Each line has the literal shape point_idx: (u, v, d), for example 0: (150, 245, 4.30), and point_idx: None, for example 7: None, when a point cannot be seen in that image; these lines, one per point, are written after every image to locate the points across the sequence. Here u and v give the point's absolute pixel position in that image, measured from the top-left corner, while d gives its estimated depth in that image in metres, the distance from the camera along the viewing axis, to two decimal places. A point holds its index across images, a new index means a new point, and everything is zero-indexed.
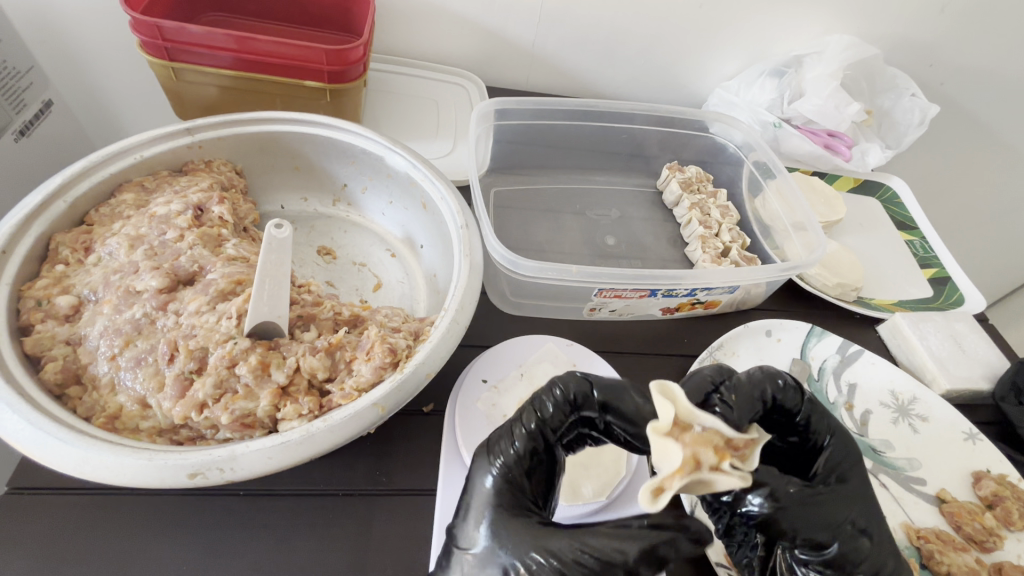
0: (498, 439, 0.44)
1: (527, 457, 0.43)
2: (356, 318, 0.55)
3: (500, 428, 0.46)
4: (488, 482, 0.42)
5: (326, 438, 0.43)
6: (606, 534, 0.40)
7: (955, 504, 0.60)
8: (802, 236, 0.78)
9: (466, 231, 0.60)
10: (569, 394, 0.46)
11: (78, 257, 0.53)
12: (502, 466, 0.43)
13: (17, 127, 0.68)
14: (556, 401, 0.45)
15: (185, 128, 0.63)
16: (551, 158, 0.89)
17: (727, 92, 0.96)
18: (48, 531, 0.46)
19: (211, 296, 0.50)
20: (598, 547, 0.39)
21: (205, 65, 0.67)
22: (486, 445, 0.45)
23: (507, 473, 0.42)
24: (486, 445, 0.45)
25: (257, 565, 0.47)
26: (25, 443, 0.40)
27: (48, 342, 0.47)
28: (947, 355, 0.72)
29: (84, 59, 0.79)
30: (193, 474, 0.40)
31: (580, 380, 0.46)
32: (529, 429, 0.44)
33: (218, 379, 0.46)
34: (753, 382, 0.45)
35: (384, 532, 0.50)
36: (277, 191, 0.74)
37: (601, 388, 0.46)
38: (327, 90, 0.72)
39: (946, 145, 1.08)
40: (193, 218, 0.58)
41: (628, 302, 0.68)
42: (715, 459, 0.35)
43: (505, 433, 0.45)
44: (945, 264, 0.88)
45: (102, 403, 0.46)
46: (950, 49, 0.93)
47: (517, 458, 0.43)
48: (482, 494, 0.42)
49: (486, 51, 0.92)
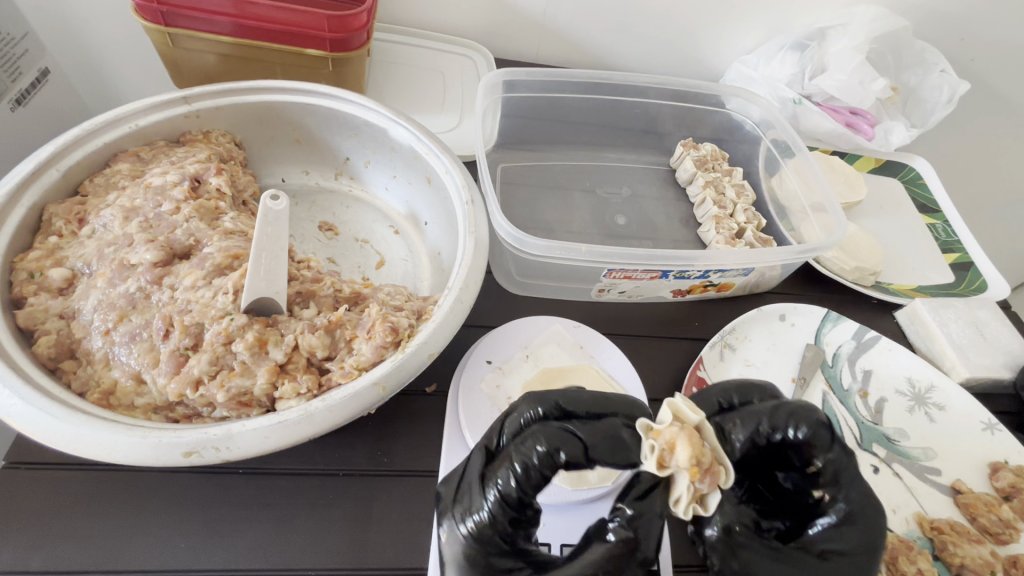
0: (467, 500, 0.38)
1: (504, 528, 0.37)
2: (357, 296, 0.53)
3: (472, 479, 0.39)
4: (456, 550, 0.37)
5: (325, 417, 0.42)
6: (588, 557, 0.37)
7: (971, 495, 0.58)
8: (820, 217, 0.75)
9: (471, 208, 0.58)
10: (553, 452, 0.37)
11: (72, 228, 0.51)
12: (473, 532, 0.37)
13: (13, 96, 0.66)
14: (536, 456, 0.37)
15: (181, 96, 0.61)
16: (561, 133, 0.86)
17: (745, 66, 0.92)
18: (46, 506, 0.45)
19: (208, 270, 0.49)
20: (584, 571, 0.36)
21: (200, 31, 0.64)
22: (456, 504, 0.38)
23: (480, 541, 0.37)
24: (456, 501, 0.39)
25: (256, 544, 0.46)
26: (17, 418, 0.39)
27: (40, 316, 0.46)
28: (968, 343, 0.69)
29: (80, 27, 0.77)
30: (188, 453, 0.39)
31: (566, 437, 0.37)
32: (503, 494, 0.37)
33: (214, 356, 0.45)
34: (790, 417, 0.40)
35: (383, 514, 0.49)
36: (277, 163, 0.72)
37: (594, 442, 0.37)
38: (330, 60, 0.69)
39: (973, 124, 1.04)
40: (190, 189, 0.56)
41: (638, 283, 0.66)
42: (688, 454, 0.32)
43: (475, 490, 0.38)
44: (968, 248, 0.85)
45: (97, 377, 0.45)
46: (985, 22, 0.88)
47: (489, 522, 0.37)
48: (450, 562, 0.37)
49: (495, 20, 0.88)
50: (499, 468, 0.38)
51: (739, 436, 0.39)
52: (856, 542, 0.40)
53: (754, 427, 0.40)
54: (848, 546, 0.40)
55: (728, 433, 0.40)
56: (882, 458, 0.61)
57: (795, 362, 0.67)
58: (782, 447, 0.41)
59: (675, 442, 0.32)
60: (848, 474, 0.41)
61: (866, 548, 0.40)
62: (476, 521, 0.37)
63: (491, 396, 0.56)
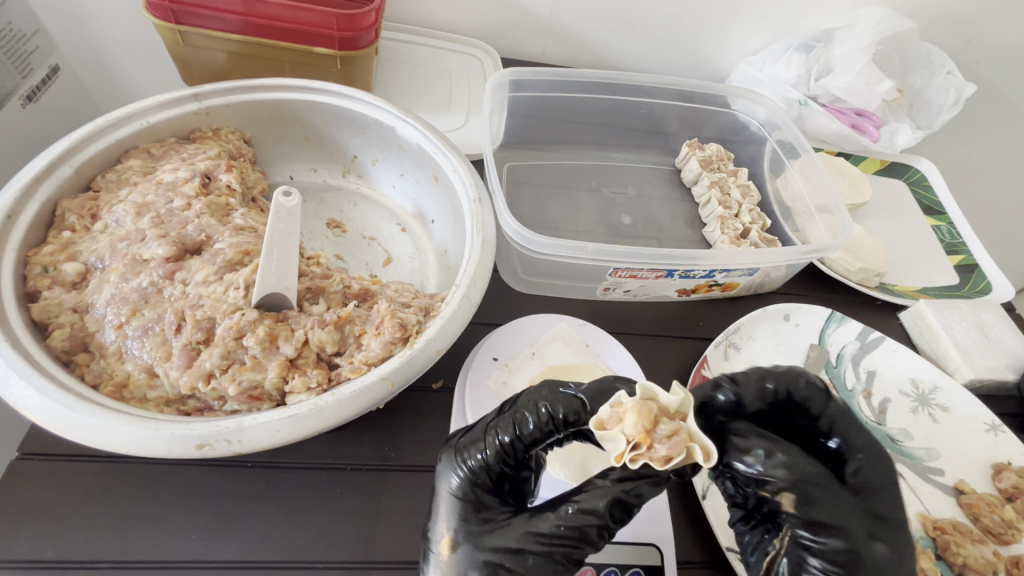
0: (470, 443, 0.43)
1: (496, 467, 0.42)
2: (365, 292, 0.53)
3: (478, 430, 0.44)
4: (452, 484, 0.41)
5: (335, 411, 0.42)
6: (569, 504, 0.39)
7: (974, 495, 0.59)
8: (826, 218, 0.75)
9: (478, 206, 0.59)
10: (557, 412, 0.42)
11: (85, 223, 0.52)
12: (469, 473, 0.42)
13: (25, 92, 0.67)
14: (539, 415, 0.43)
15: (192, 94, 0.62)
16: (566, 133, 0.87)
17: (751, 67, 0.92)
18: (58, 497, 0.46)
19: (219, 266, 0.49)
20: (562, 519, 0.39)
21: (210, 28, 0.65)
22: (461, 445, 0.43)
23: (473, 477, 0.41)
24: (458, 443, 0.43)
25: (266, 536, 0.47)
26: (33, 410, 0.39)
27: (54, 309, 0.47)
28: (972, 344, 0.69)
29: (91, 24, 0.77)
30: (201, 445, 0.40)
31: (568, 398, 0.43)
32: (503, 441, 0.42)
33: (225, 350, 0.45)
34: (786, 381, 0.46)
35: (390, 508, 0.50)
36: (286, 161, 0.73)
37: (590, 396, 0.42)
38: (338, 58, 0.69)
39: (979, 126, 1.04)
40: (201, 185, 0.57)
41: (644, 282, 0.66)
42: (630, 423, 0.35)
43: (479, 436, 0.43)
44: (973, 250, 0.85)
45: (110, 370, 0.45)
46: (991, 24, 0.88)
47: (484, 464, 0.42)
48: (445, 494, 0.41)
49: (502, 19, 0.88)
50: (503, 420, 0.43)
51: (745, 390, 0.45)
52: (878, 477, 0.43)
53: (760, 385, 0.46)
54: (876, 480, 0.42)
55: (736, 389, 0.45)
56: None
57: (800, 362, 0.68)
58: (787, 407, 0.47)
59: (625, 413, 0.36)
60: (848, 419, 0.46)
61: (888, 476, 0.43)
62: (472, 460, 0.42)
63: (497, 393, 0.57)
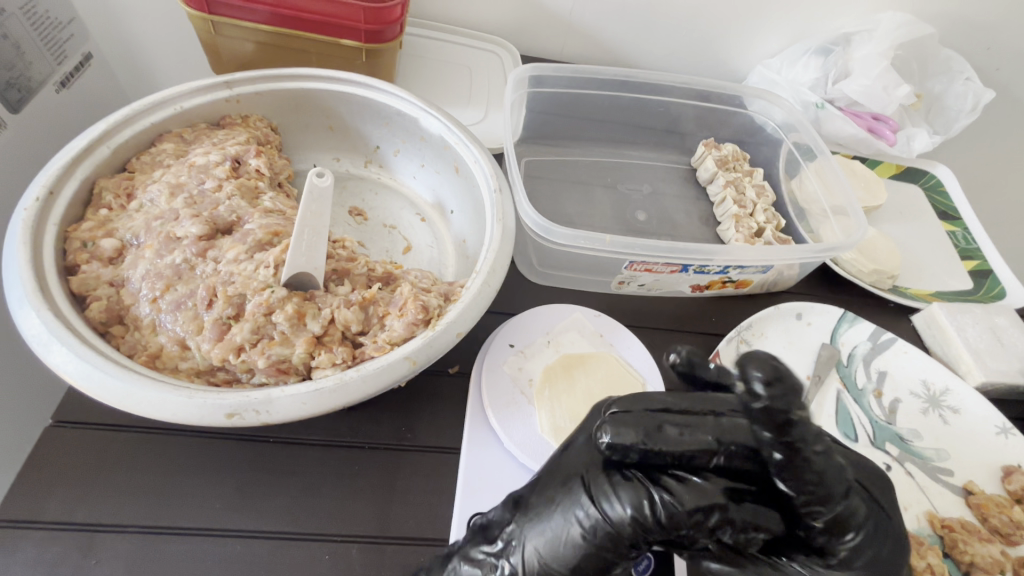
0: (606, 489, 0.39)
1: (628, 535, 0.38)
2: (388, 276, 0.55)
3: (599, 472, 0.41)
4: (580, 521, 0.39)
5: (359, 387, 0.44)
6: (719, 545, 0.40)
7: (983, 496, 0.59)
8: (841, 220, 0.76)
9: (499, 196, 0.60)
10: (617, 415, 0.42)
11: (120, 202, 0.54)
12: (597, 514, 0.39)
13: (58, 79, 0.69)
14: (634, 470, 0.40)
15: (223, 81, 0.64)
16: (584, 129, 0.88)
17: (769, 69, 0.92)
18: (88, 464, 0.48)
19: (249, 245, 0.51)
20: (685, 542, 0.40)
21: (241, 19, 0.66)
22: (590, 491, 0.40)
23: (602, 527, 0.39)
24: (593, 489, 0.40)
25: (286, 508, 0.48)
26: (74, 374, 0.41)
27: (92, 283, 0.49)
28: (986, 347, 0.70)
29: (125, 16, 0.80)
30: (231, 415, 0.41)
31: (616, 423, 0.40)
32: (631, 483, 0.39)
33: (255, 325, 0.47)
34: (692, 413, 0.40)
35: (407, 486, 0.51)
36: (311, 149, 0.74)
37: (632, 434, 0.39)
38: (363, 50, 0.71)
39: (997, 133, 1.04)
40: (231, 169, 0.58)
41: (658, 276, 0.67)
42: None
43: (612, 485, 0.39)
44: (987, 256, 0.85)
45: (144, 342, 0.47)
46: (1010, 32, 0.89)
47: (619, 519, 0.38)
48: (560, 539, 0.39)
49: (523, 18, 0.90)
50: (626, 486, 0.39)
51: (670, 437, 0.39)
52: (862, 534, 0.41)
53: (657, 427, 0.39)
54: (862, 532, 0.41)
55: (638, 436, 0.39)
56: (894, 457, 0.62)
57: (810, 360, 0.68)
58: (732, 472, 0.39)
59: None
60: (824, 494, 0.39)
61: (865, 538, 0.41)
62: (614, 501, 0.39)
63: (514, 377, 0.58)
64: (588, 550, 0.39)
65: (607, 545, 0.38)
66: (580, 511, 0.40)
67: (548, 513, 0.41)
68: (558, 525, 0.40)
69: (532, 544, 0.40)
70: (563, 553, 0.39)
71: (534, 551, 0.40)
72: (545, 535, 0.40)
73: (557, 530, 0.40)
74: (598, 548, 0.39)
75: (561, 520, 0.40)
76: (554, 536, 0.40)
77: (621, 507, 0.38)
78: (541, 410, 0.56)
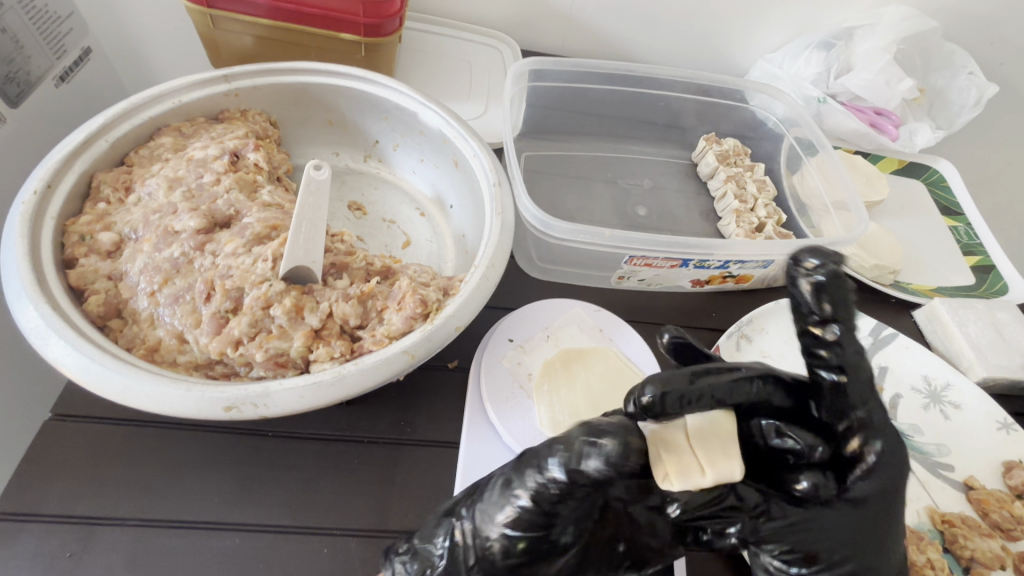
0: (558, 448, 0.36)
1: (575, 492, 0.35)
2: (387, 270, 0.55)
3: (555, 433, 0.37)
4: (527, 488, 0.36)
5: (357, 380, 0.44)
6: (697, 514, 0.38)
7: (983, 491, 0.59)
8: (843, 215, 0.75)
9: (498, 189, 0.60)
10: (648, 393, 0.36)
11: (118, 196, 0.54)
12: (546, 477, 0.35)
13: (57, 73, 0.69)
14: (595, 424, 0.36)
15: (222, 75, 0.63)
16: (584, 123, 0.88)
17: (771, 64, 0.92)
18: (86, 458, 0.48)
19: (247, 239, 0.51)
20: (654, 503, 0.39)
21: (240, 13, 0.66)
22: (540, 453, 0.36)
23: (543, 493, 0.35)
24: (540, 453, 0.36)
25: (285, 502, 0.48)
26: (72, 367, 0.41)
27: (90, 276, 0.49)
28: (988, 342, 0.69)
29: (124, 11, 0.80)
30: (229, 408, 0.41)
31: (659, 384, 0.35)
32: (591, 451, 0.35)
33: (253, 318, 0.47)
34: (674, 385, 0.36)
35: (406, 480, 0.51)
36: (309, 144, 0.74)
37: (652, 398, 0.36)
38: (362, 45, 0.71)
39: (1001, 128, 1.03)
40: (229, 163, 0.58)
41: (659, 271, 0.67)
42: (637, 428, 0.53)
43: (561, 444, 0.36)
44: (989, 252, 0.84)
45: (143, 335, 0.47)
46: (1015, 26, 0.88)
47: (568, 480, 0.35)
48: (507, 508, 0.36)
49: (523, 13, 0.90)
50: (569, 445, 0.36)
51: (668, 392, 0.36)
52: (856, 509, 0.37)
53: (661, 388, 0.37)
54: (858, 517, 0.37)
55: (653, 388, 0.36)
56: None
57: None
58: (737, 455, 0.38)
59: None
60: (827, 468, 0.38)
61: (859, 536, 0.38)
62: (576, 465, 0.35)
63: (513, 372, 0.58)
64: (535, 518, 0.36)
65: (549, 512, 0.36)
66: (527, 476, 0.36)
67: (497, 489, 0.37)
68: (500, 504, 0.37)
69: (484, 513, 0.37)
70: (511, 518, 0.36)
71: (487, 518, 0.37)
72: (492, 513, 0.37)
73: (505, 498, 0.37)
74: (544, 510, 0.36)
75: (509, 491, 0.37)
76: (500, 511, 0.37)
77: (562, 467, 0.35)
78: (540, 404, 0.56)
